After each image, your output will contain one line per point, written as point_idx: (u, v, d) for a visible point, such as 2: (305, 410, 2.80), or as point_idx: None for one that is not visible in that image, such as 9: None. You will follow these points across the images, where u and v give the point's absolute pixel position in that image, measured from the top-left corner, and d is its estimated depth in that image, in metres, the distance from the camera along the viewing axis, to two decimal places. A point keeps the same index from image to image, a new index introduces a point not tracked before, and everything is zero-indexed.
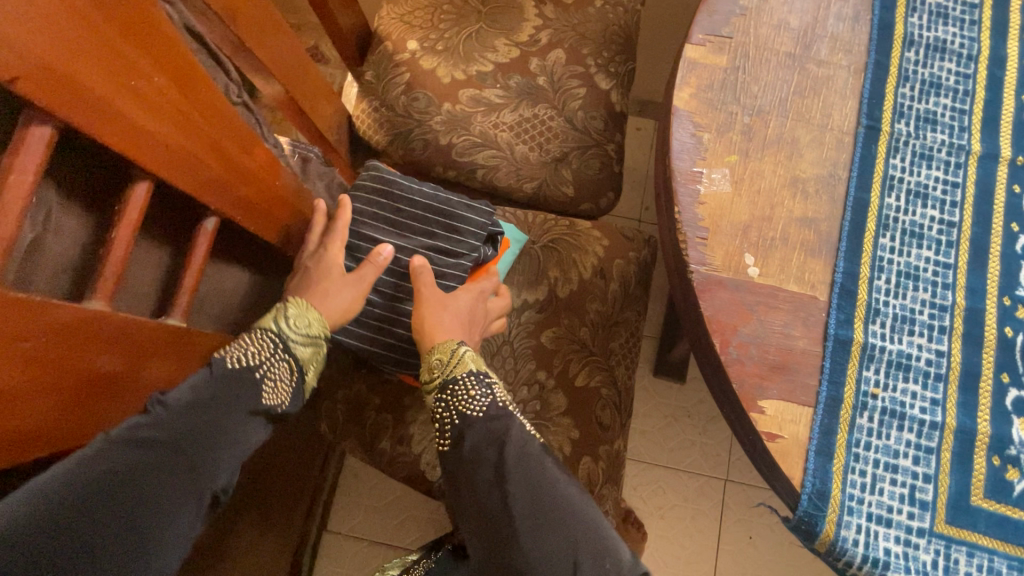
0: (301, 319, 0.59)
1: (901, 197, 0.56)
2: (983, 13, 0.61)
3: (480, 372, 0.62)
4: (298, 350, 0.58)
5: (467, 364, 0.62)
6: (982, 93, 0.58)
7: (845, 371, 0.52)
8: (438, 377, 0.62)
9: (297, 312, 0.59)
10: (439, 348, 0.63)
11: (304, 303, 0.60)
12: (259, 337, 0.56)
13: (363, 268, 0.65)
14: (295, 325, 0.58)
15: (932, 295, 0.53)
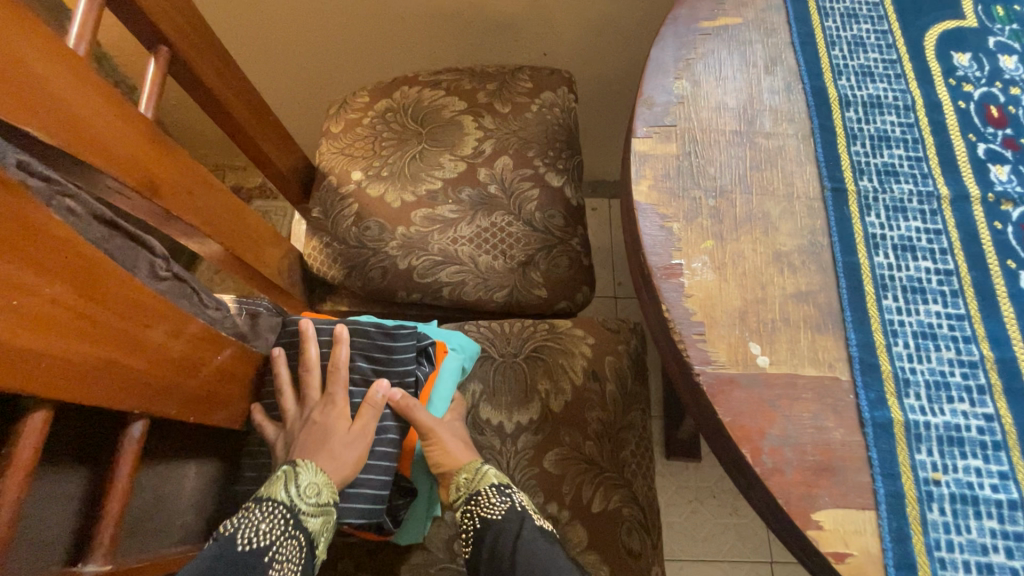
0: (312, 487, 0.53)
1: (890, 255, 0.53)
2: (904, 64, 0.62)
3: (503, 485, 0.60)
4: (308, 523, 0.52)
5: (492, 480, 0.60)
6: (931, 138, 0.58)
7: (897, 459, 0.45)
8: (463, 491, 0.60)
9: (305, 477, 0.53)
10: (467, 462, 0.61)
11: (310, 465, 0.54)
12: (268, 512, 0.51)
13: (363, 413, 0.58)
14: (305, 494, 0.53)
15: (956, 352, 0.49)
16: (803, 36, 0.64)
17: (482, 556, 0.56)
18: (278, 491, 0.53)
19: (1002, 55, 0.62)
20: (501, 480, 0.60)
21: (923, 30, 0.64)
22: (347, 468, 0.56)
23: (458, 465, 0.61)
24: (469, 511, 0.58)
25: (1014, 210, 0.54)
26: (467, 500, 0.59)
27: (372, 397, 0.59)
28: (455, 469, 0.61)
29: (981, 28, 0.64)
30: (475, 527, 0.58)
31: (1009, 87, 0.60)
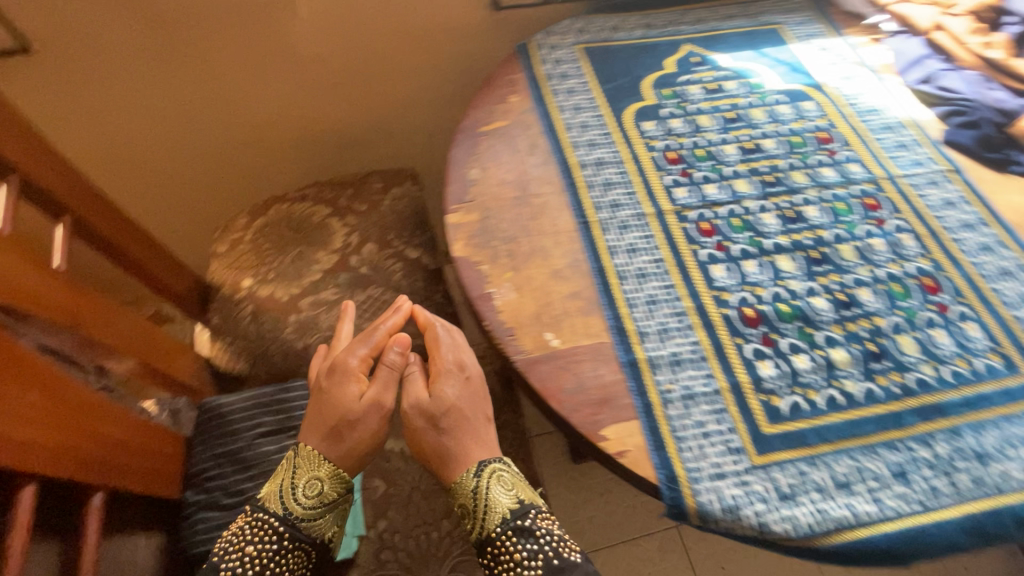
0: (309, 489, 0.70)
1: (624, 257, 0.81)
2: (615, 135, 0.95)
3: (520, 498, 0.70)
4: (309, 522, 0.70)
5: (506, 512, 0.68)
6: (638, 179, 0.89)
7: (645, 382, 0.70)
8: (472, 511, 0.69)
9: (301, 485, 0.70)
10: (472, 470, 0.70)
11: (317, 457, 0.71)
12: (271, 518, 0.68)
13: (381, 372, 0.73)
14: (303, 494, 0.70)
15: (670, 308, 0.76)
16: (549, 127, 0.95)
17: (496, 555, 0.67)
18: (278, 502, 0.69)
19: (671, 122, 0.97)
20: (517, 493, 0.70)
21: (624, 111, 0.98)
22: (369, 426, 0.72)
23: (480, 473, 0.70)
24: (489, 542, 0.67)
25: (692, 213, 0.86)
26: (488, 527, 0.68)
27: (389, 358, 0.74)
28: (460, 473, 0.71)
29: (656, 106, 0.99)
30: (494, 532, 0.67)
31: (677, 140, 0.94)
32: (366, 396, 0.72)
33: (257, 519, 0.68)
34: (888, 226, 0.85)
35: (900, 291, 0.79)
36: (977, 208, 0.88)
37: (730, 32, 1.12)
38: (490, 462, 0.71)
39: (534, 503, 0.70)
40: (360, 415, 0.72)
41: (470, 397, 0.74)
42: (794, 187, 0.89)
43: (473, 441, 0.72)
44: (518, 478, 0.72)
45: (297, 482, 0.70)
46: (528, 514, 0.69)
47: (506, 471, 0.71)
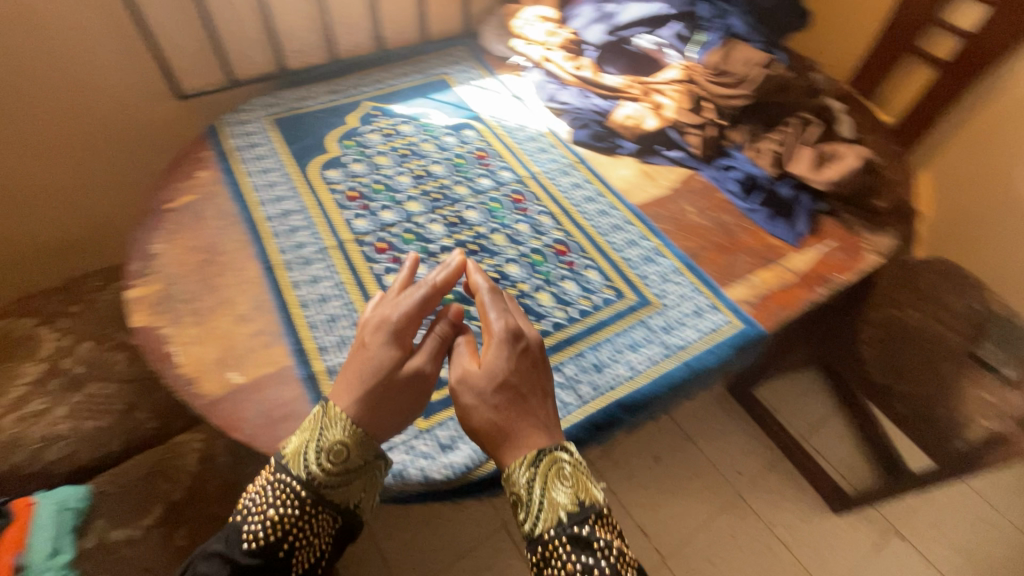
0: (331, 453, 0.66)
1: (306, 288, 0.90)
2: (301, 187, 1.06)
3: (581, 497, 0.63)
4: (333, 489, 0.67)
5: (561, 512, 0.62)
6: (321, 219, 1.01)
7: (323, 389, 0.78)
8: (529, 508, 0.63)
9: (332, 431, 0.66)
10: (522, 464, 0.64)
11: (350, 423, 0.66)
12: (298, 479, 0.66)
13: (439, 323, 0.76)
14: (325, 458, 0.66)
15: (348, 320, 0.87)
16: (238, 192, 1.04)
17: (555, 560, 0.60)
18: (326, 455, 0.66)
19: (352, 166, 1.11)
20: (577, 492, 0.63)
21: (309, 166, 1.11)
22: (406, 402, 0.69)
23: (529, 466, 0.64)
24: (541, 542, 0.61)
25: (370, 237, 0.99)
26: (543, 527, 0.62)
27: (445, 318, 0.76)
28: (513, 462, 0.64)
29: (339, 156, 1.14)
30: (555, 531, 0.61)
31: (357, 181, 1.09)
32: (412, 365, 0.70)
33: (311, 469, 0.66)
34: (531, 211, 1.06)
35: (540, 259, 0.98)
36: (596, 184, 1.13)
37: (404, 87, 1.33)
38: (553, 449, 0.65)
39: (596, 506, 0.63)
40: (388, 396, 0.68)
41: (519, 372, 0.69)
42: (456, 198, 1.07)
43: (511, 422, 0.66)
44: (582, 471, 0.66)
45: (329, 425, 0.67)
46: (586, 522, 0.61)
47: (568, 465, 0.65)
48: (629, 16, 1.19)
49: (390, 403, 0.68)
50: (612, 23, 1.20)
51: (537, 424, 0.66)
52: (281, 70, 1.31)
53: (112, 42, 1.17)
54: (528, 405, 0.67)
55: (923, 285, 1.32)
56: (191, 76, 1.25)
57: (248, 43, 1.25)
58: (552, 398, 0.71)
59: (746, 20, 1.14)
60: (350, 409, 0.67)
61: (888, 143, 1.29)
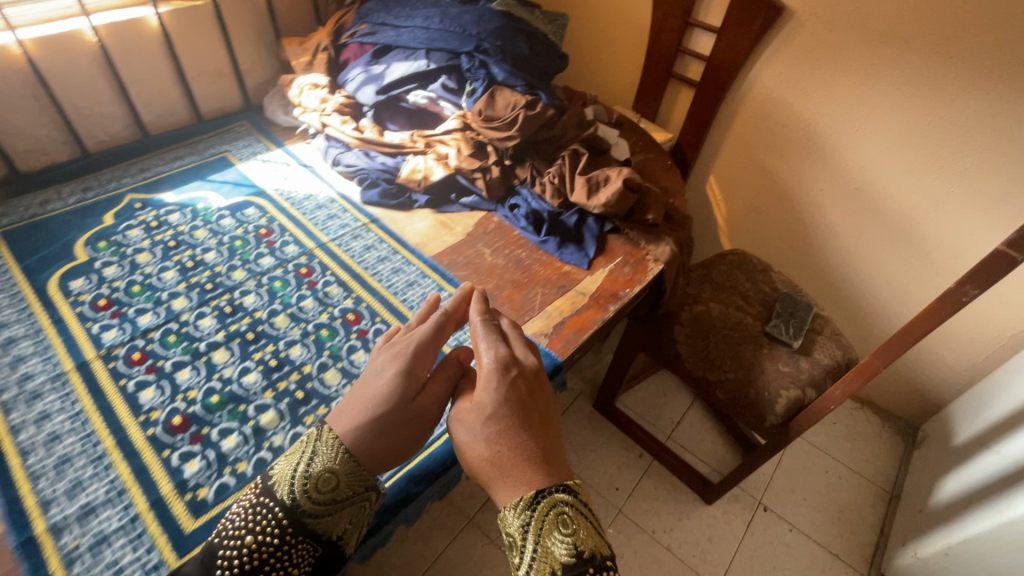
0: (319, 480, 0.66)
1: (30, 428, 0.75)
2: (34, 306, 0.91)
3: (576, 549, 0.59)
4: (316, 517, 0.65)
5: (555, 560, 0.59)
6: (58, 340, 0.87)
7: (43, 554, 0.64)
8: (525, 553, 0.61)
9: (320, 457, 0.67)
10: (515, 507, 0.62)
11: (349, 456, 0.67)
12: (277, 506, 0.64)
13: (448, 363, 0.77)
14: (312, 485, 0.66)
15: (86, 456, 0.73)
16: None
17: None
18: (317, 484, 0.66)
19: (104, 270, 0.98)
20: (572, 540, 0.60)
21: (48, 279, 0.96)
22: (403, 435, 0.69)
23: (523, 510, 0.62)
24: None
25: (122, 350, 0.86)
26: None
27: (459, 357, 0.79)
28: (508, 505, 0.63)
29: (88, 261, 1.00)
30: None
31: (110, 286, 0.96)
32: (419, 395, 0.73)
33: (294, 495, 0.65)
34: (318, 284, 1.00)
35: (327, 334, 0.92)
36: (390, 243, 1.10)
37: (174, 173, 1.22)
38: (551, 493, 0.63)
39: (595, 560, 0.59)
40: (390, 428, 0.69)
41: (511, 403, 0.70)
42: (232, 285, 0.99)
43: (504, 456, 0.66)
44: (583, 520, 0.63)
45: (317, 452, 0.68)
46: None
47: (568, 512, 0.62)
48: (396, 75, 1.20)
49: (386, 435, 0.70)
50: (381, 84, 1.21)
51: (532, 453, 0.66)
52: (13, 175, 1.12)
53: None
54: (524, 435, 0.67)
55: (719, 278, 1.44)
56: None
57: None
58: (550, 426, 0.71)
59: (506, 68, 1.20)
60: (347, 438, 0.68)
61: (660, 160, 1.43)
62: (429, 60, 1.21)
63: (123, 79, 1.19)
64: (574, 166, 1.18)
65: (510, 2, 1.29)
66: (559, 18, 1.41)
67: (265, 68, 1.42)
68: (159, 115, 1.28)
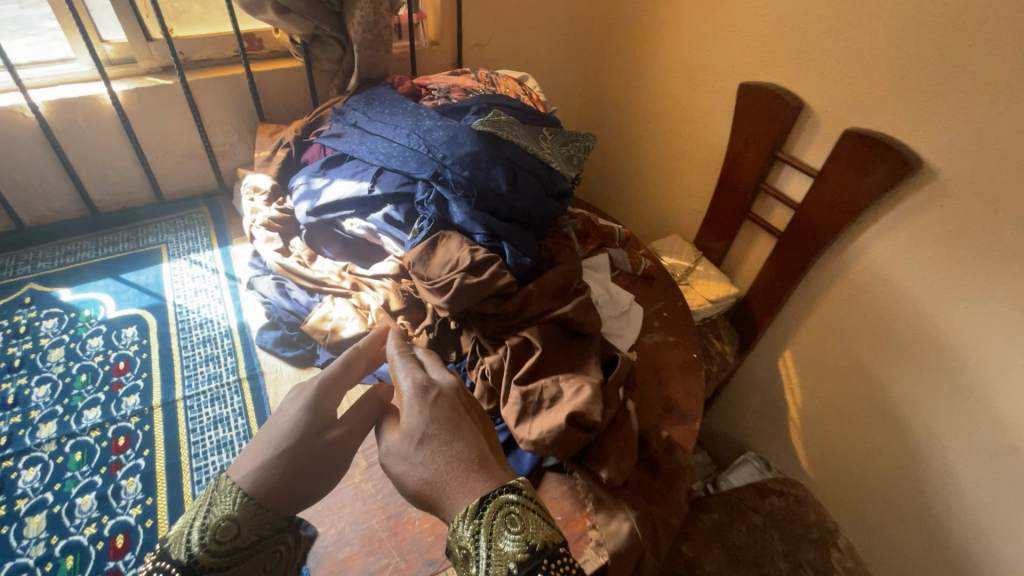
0: (224, 535, 0.58)
1: None
2: None
3: (517, 533, 0.58)
4: (221, 571, 0.57)
5: (510, 562, 0.56)
6: None
7: None
8: (480, 565, 0.57)
9: (221, 508, 0.59)
10: (464, 516, 0.59)
11: (255, 503, 0.60)
12: (179, 568, 0.55)
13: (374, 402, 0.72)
14: (210, 544, 0.57)
15: None
16: None
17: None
18: (222, 544, 0.58)
19: None
20: (513, 524, 0.58)
21: None
22: (310, 466, 0.64)
23: (464, 510, 0.59)
24: None
25: None
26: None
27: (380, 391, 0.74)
28: (455, 517, 0.60)
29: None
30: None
31: None
32: (331, 426, 0.68)
33: (200, 556, 0.57)
34: (120, 470, 0.76)
35: (70, 566, 0.66)
36: (247, 421, 0.83)
37: (94, 262, 1.09)
38: (498, 494, 0.60)
39: (548, 550, 0.57)
40: (298, 475, 0.63)
41: (438, 424, 0.66)
42: (27, 445, 0.78)
43: (446, 474, 0.63)
44: (531, 512, 0.60)
45: (210, 513, 0.59)
46: (535, 569, 0.56)
47: (516, 510, 0.59)
48: (334, 195, 0.95)
49: (300, 480, 0.63)
50: (316, 202, 0.96)
51: (472, 461, 0.64)
52: None
53: None
54: (459, 450, 0.65)
55: (739, 543, 0.96)
56: None
57: None
58: (485, 437, 0.68)
59: (466, 209, 0.90)
60: (247, 481, 0.62)
61: (685, 351, 1.01)
62: (376, 182, 0.94)
63: (69, 157, 1.09)
64: (518, 362, 0.82)
65: (506, 117, 0.99)
66: (581, 140, 1.08)
67: (247, 150, 1.27)
68: (115, 193, 1.18)
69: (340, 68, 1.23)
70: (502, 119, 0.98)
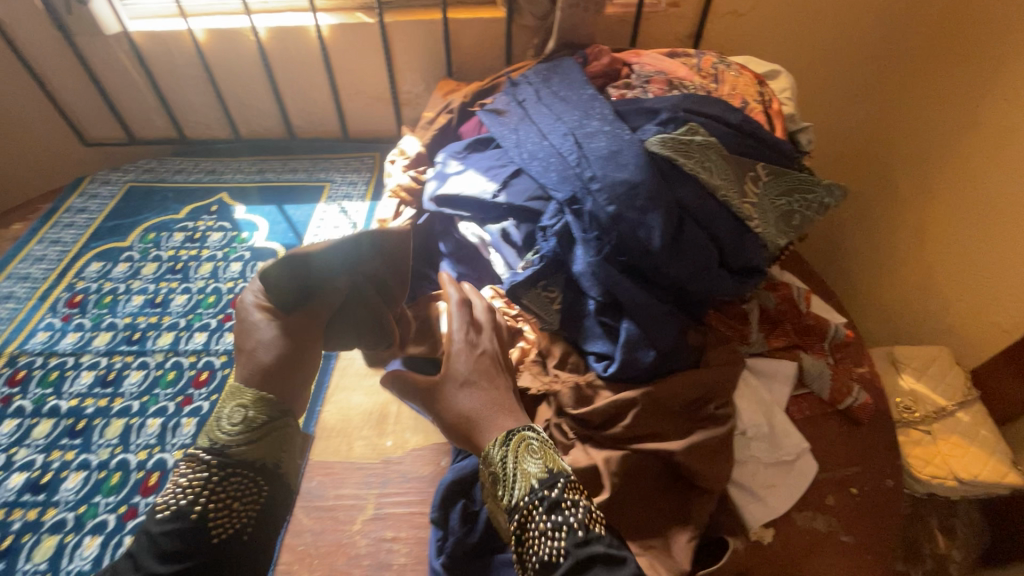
0: (233, 421, 0.58)
1: None
2: (53, 271, 1.01)
3: (531, 451, 0.55)
4: (238, 451, 0.58)
5: (534, 481, 0.53)
6: (21, 316, 0.93)
7: None
8: (507, 486, 0.54)
9: (259, 404, 0.59)
10: (494, 444, 0.56)
11: (278, 405, 0.60)
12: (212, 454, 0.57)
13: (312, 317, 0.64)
14: (228, 427, 0.58)
15: None
16: (6, 258, 1.03)
17: (526, 524, 0.52)
18: (269, 438, 0.60)
19: (119, 265, 1.01)
20: (530, 448, 0.55)
21: (88, 249, 1.05)
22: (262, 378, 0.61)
23: (490, 445, 0.56)
24: (518, 522, 0.53)
25: (21, 360, 0.87)
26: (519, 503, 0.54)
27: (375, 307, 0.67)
28: (488, 445, 0.57)
29: (121, 248, 1.04)
30: (516, 498, 0.53)
31: (101, 284, 0.98)
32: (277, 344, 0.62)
33: (254, 450, 0.58)
34: (187, 406, 0.80)
35: (113, 483, 0.73)
36: (303, 396, 0.81)
37: (274, 185, 1.17)
38: (520, 428, 0.57)
39: (564, 473, 0.54)
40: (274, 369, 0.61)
41: (484, 368, 0.61)
42: (146, 347, 0.88)
43: (485, 411, 0.59)
44: (551, 448, 0.57)
45: (247, 412, 0.59)
46: (557, 487, 0.53)
47: (537, 441, 0.56)
48: (455, 185, 0.80)
49: (286, 363, 0.62)
50: (437, 189, 0.82)
51: (508, 403, 0.60)
52: (179, 137, 1.25)
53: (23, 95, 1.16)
54: (501, 390, 0.61)
55: None
56: (94, 125, 1.22)
57: (145, 109, 1.20)
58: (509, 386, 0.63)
59: (594, 257, 0.65)
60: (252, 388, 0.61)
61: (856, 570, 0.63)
62: (504, 185, 0.75)
63: (279, 81, 1.15)
64: None
65: (705, 137, 0.67)
66: (818, 193, 0.70)
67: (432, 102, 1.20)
68: (311, 123, 1.23)
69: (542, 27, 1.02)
70: (698, 139, 0.66)
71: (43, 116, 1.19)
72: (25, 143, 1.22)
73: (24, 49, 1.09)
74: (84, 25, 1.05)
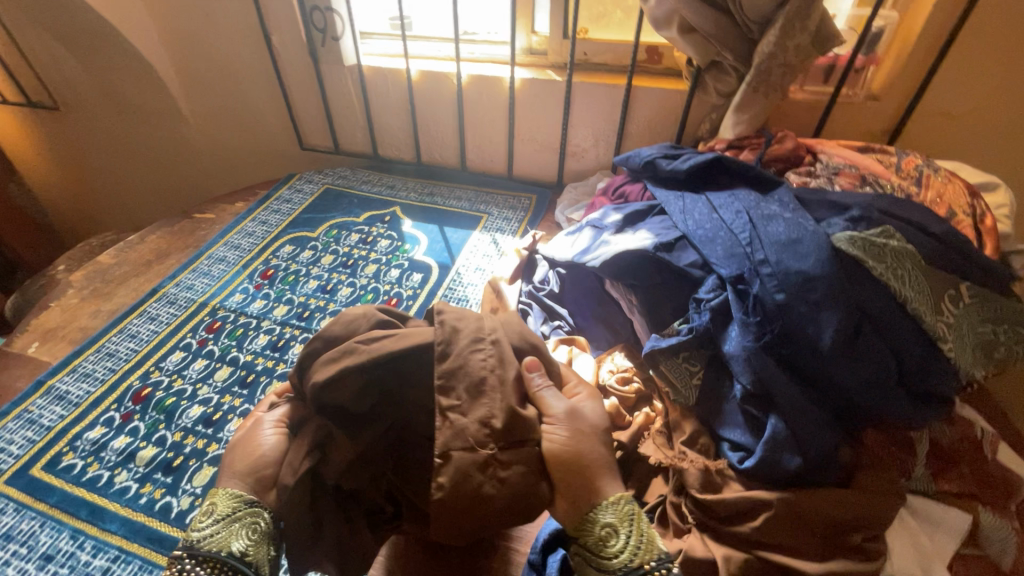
0: (208, 508, 0.55)
1: (141, 319, 1.02)
2: (257, 246, 1.20)
3: (644, 535, 0.52)
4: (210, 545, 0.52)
5: (644, 554, 0.51)
6: (228, 277, 1.12)
7: (28, 399, 0.88)
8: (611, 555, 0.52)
9: (226, 497, 0.55)
10: (602, 512, 0.53)
11: (249, 493, 0.56)
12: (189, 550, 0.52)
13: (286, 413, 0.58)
14: (205, 522, 0.54)
15: (112, 362, 0.94)
16: (226, 229, 1.25)
17: None
18: (242, 525, 0.54)
19: (305, 251, 1.18)
20: (643, 530, 0.53)
21: (286, 233, 1.24)
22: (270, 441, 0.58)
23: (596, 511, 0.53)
24: None
25: (219, 313, 1.03)
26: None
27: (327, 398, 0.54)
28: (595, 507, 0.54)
29: (310, 238, 1.22)
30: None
31: (290, 264, 1.15)
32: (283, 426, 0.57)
33: (228, 541, 0.52)
34: None
35: None
36: None
37: (439, 206, 1.30)
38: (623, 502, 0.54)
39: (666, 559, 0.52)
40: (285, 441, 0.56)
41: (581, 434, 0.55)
42: (311, 326, 1.01)
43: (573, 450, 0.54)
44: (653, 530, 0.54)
45: (215, 507, 0.55)
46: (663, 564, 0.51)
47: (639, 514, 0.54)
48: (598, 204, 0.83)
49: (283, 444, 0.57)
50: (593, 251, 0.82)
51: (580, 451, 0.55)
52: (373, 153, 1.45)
53: (269, 103, 1.43)
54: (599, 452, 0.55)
55: None
56: (311, 133, 1.47)
57: (354, 127, 1.42)
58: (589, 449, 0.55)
59: (750, 341, 0.62)
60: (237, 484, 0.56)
61: None
62: (665, 248, 0.74)
63: (467, 120, 1.30)
64: None
65: (901, 243, 0.63)
66: None
67: (595, 158, 1.26)
68: (483, 158, 1.36)
69: (724, 105, 1.03)
70: (893, 244, 0.62)
71: (281, 120, 1.46)
72: (262, 139, 1.51)
73: (282, 70, 1.35)
74: (331, 56, 1.27)
